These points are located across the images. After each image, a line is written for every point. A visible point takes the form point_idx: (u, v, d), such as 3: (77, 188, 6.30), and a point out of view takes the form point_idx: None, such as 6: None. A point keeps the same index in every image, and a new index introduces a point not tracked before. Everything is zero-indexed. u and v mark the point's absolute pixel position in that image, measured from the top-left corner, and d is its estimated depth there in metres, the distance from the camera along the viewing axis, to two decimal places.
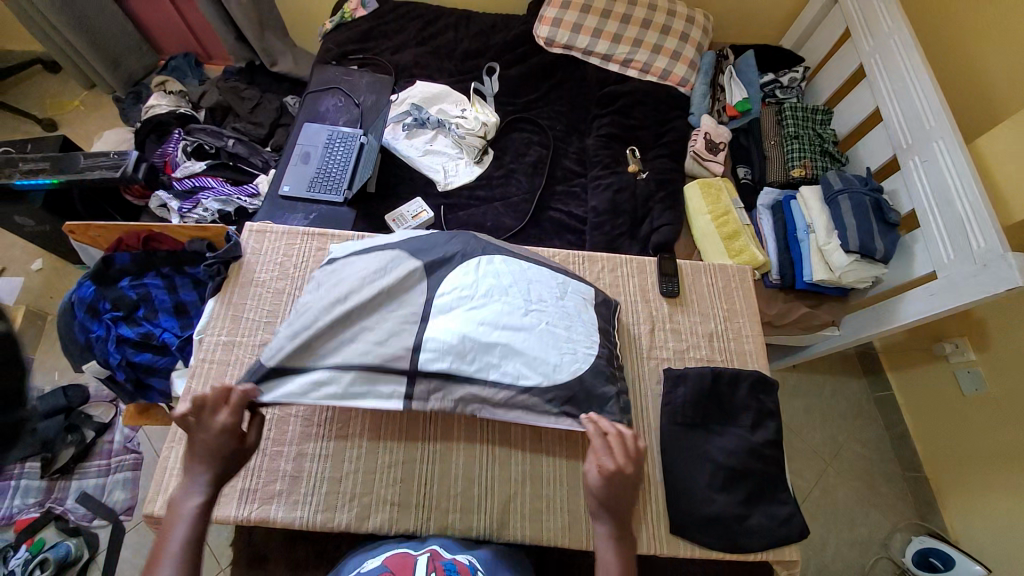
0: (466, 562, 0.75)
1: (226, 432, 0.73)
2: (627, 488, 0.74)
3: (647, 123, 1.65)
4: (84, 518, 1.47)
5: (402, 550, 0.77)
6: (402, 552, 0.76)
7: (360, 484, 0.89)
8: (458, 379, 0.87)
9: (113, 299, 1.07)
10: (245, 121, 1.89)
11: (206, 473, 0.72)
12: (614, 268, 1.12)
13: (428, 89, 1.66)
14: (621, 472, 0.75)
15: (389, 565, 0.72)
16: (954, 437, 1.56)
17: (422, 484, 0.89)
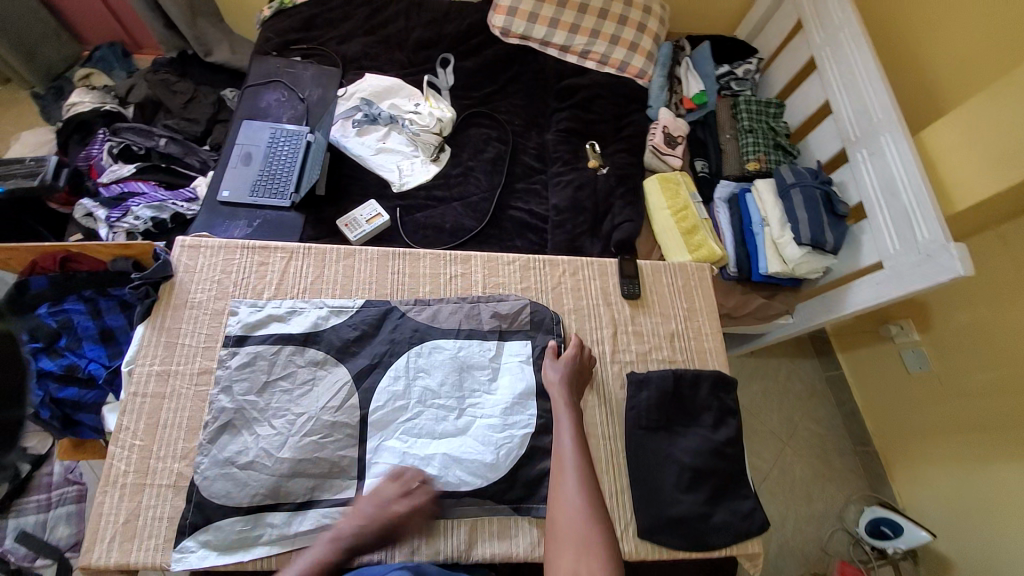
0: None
1: (377, 505, 0.77)
2: (584, 376, 0.96)
3: (606, 117, 1.63)
4: (25, 559, 1.34)
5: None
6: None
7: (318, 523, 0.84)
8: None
9: (28, 329, 0.95)
10: (178, 118, 1.72)
11: (342, 539, 0.74)
12: (577, 271, 1.10)
13: (379, 82, 1.57)
14: (580, 363, 0.97)
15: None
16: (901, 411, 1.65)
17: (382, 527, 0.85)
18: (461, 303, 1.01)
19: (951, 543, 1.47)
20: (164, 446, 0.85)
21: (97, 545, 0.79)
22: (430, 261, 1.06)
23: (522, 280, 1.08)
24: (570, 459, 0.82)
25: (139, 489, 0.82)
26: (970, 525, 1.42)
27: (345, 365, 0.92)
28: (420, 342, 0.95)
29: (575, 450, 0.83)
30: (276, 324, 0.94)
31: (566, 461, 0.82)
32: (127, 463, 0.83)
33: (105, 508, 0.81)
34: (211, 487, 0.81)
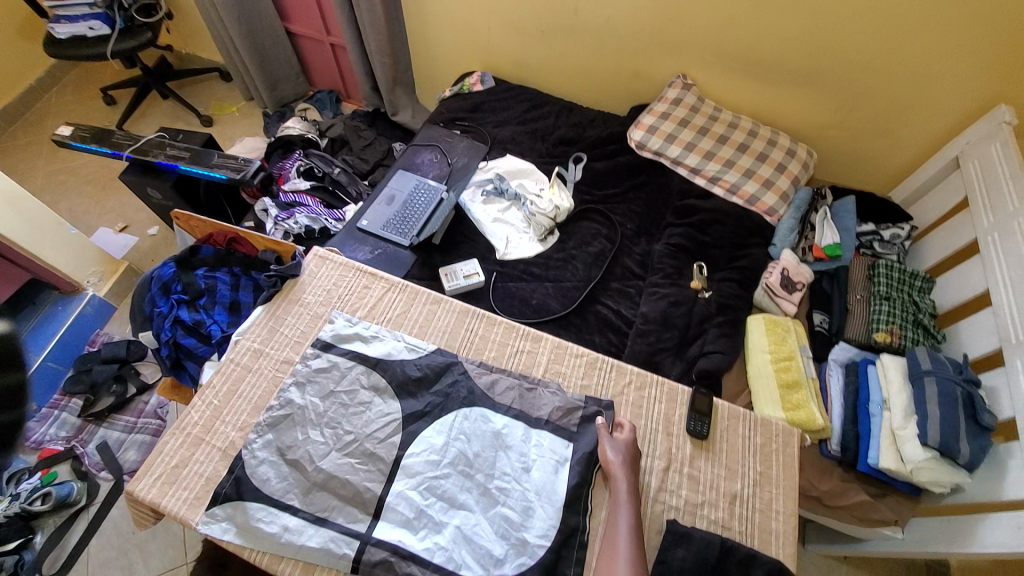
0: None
1: None
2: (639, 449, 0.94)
3: (720, 244, 1.59)
4: (94, 466, 1.63)
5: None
6: None
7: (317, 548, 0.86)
8: (403, 561, 0.83)
9: (184, 283, 1.17)
10: (355, 156, 2.12)
11: None
12: (642, 386, 1.04)
13: (516, 164, 1.76)
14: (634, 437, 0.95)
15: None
16: None
17: None
18: (520, 381, 1.02)
19: None
20: (230, 412, 0.97)
21: (144, 476, 0.90)
22: (502, 330, 1.10)
23: (584, 377, 1.05)
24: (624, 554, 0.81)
25: (197, 443, 0.93)
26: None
27: (400, 401, 0.98)
28: (468, 405, 0.98)
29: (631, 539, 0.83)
30: (359, 342, 1.05)
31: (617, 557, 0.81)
32: (199, 416, 0.96)
33: (166, 447, 0.93)
34: (255, 468, 0.89)
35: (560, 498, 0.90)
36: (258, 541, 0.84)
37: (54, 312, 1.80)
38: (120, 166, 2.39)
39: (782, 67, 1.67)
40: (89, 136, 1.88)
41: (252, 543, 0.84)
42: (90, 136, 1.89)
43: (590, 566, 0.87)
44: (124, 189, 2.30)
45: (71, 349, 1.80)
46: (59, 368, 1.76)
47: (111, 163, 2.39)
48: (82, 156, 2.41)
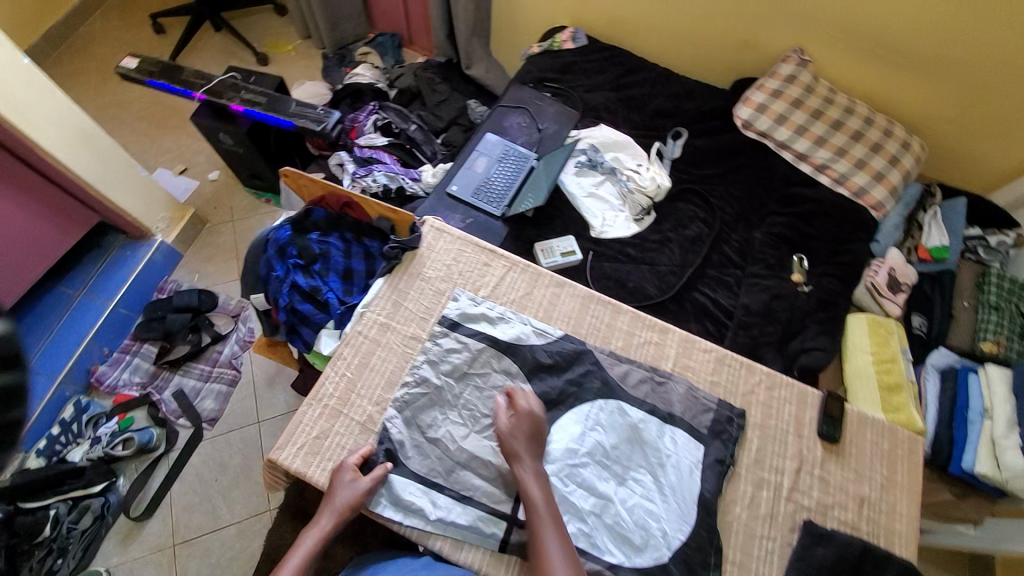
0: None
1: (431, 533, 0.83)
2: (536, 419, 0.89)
3: (824, 236, 1.54)
4: (172, 414, 1.67)
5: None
6: None
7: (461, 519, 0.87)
8: None
9: (299, 247, 1.12)
10: (429, 112, 2.00)
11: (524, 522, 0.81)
12: (773, 387, 1.03)
13: (611, 135, 1.67)
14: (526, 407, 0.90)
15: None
16: None
17: (510, 565, 0.85)
18: (651, 374, 1.00)
19: None
20: (364, 386, 0.96)
21: (287, 444, 0.90)
22: (630, 319, 1.07)
23: (712, 373, 1.03)
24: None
25: (334, 415, 0.93)
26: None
27: (533, 385, 0.97)
28: (605, 396, 0.96)
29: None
30: (485, 322, 1.02)
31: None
32: (334, 388, 0.95)
33: (304, 418, 0.93)
34: (400, 443, 0.90)
35: (692, 506, 0.89)
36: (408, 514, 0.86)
37: (124, 256, 1.77)
38: (174, 104, 2.27)
39: (923, 53, 1.52)
40: (158, 72, 1.78)
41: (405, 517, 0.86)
42: (158, 71, 1.78)
43: (726, 558, 0.88)
44: (181, 128, 2.21)
45: (141, 296, 1.79)
46: (129, 315, 1.76)
47: (163, 99, 2.27)
48: (134, 89, 2.29)
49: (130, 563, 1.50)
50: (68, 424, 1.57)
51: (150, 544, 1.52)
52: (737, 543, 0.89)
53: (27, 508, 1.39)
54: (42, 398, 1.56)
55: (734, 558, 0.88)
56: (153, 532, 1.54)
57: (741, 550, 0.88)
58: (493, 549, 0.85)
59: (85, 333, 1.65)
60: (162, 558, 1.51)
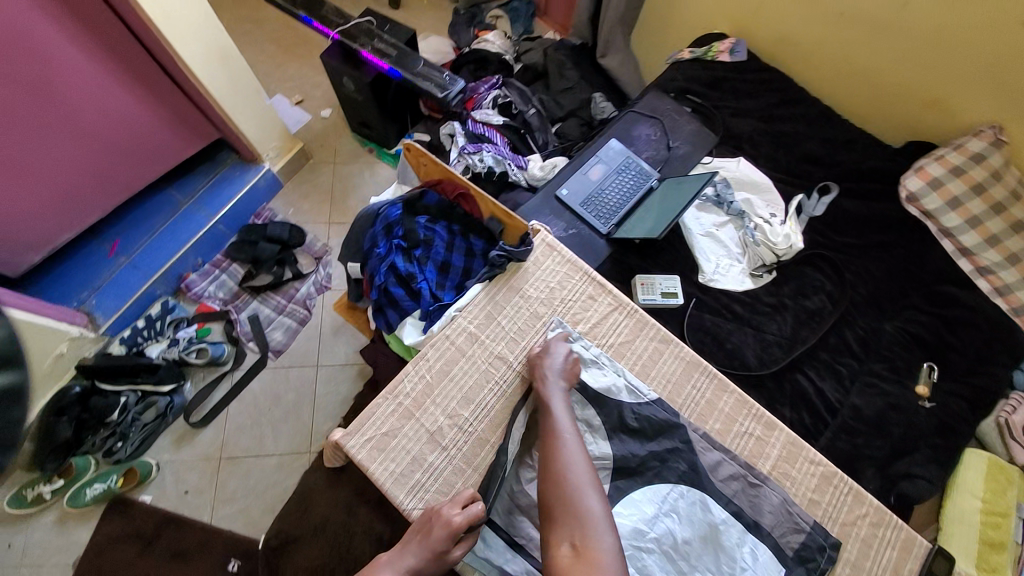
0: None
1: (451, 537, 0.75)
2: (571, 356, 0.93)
3: (966, 350, 1.32)
4: (245, 335, 1.75)
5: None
6: None
7: None
8: None
9: (406, 229, 1.08)
10: (551, 97, 1.88)
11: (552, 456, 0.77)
12: (878, 525, 0.90)
13: (747, 173, 1.50)
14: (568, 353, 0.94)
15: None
16: None
17: None
18: (745, 473, 0.88)
19: None
20: (441, 394, 0.92)
21: (355, 433, 0.88)
22: (733, 401, 0.96)
23: (813, 489, 0.91)
24: (591, 488, 0.72)
25: (406, 417, 0.90)
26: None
27: (612, 444, 0.88)
28: (688, 483, 0.86)
29: (591, 476, 0.74)
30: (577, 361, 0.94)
31: (594, 523, 0.68)
32: (412, 388, 0.92)
33: (377, 411, 0.90)
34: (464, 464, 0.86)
35: None
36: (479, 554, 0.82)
37: (233, 175, 1.83)
38: (304, 31, 2.28)
39: None
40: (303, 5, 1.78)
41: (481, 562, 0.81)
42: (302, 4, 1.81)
43: None
44: (306, 58, 2.21)
45: (239, 217, 1.85)
46: (225, 233, 1.83)
47: (295, 24, 2.28)
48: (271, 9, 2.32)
49: (180, 463, 1.61)
50: (152, 322, 1.69)
51: (199, 451, 1.62)
52: None
53: (102, 390, 1.56)
54: (134, 291, 1.65)
55: None
56: (205, 442, 1.64)
57: None
58: None
59: (184, 241, 1.72)
60: (207, 466, 1.61)
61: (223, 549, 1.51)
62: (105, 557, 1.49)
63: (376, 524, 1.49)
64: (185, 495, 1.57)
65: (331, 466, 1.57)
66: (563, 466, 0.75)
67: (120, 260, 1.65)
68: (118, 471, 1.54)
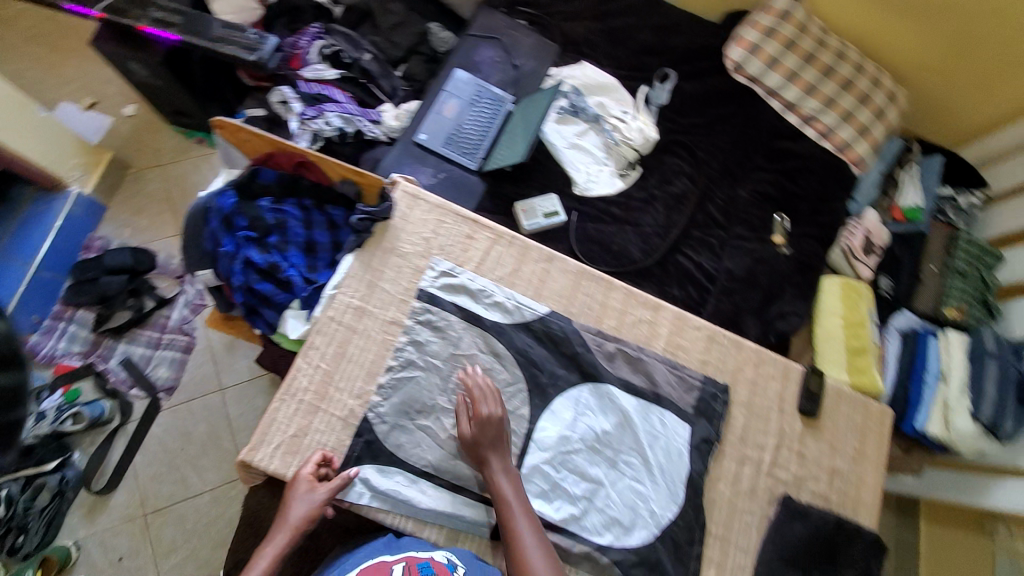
0: (444, 564, 0.75)
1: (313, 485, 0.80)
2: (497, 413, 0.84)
3: (808, 195, 1.51)
4: (123, 383, 1.53)
5: (377, 559, 0.75)
6: (378, 564, 0.74)
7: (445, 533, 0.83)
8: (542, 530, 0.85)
9: (251, 217, 0.97)
10: (383, 37, 1.73)
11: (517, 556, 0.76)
12: (760, 363, 1.02)
13: (595, 76, 1.53)
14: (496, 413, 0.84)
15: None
16: None
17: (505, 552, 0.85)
18: (641, 354, 0.97)
19: None
20: (343, 377, 0.87)
21: (261, 446, 0.82)
22: (622, 296, 1.02)
23: (703, 351, 1.01)
24: None
25: (312, 411, 0.85)
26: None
27: (523, 369, 0.93)
28: (591, 381, 0.94)
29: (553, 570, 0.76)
30: (468, 298, 0.95)
31: None
32: (309, 380, 0.86)
33: (278, 415, 0.84)
34: (386, 434, 0.85)
35: (679, 484, 0.90)
36: (382, 496, 0.83)
37: (38, 212, 1.52)
38: (65, 16, 1.84)
39: None
40: None
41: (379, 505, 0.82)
42: None
43: (710, 533, 0.90)
44: (82, 49, 1.80)
45: (65, 256, 1.55)
46: (55, 279, 1.53)
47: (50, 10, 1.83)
48: None
49: (101, 533, 1.44)
50: None
51: (119, 514, 1.46)
52: (721, 517, 0.92)
53: None
54: None
55: (718, 532, 0.91)
56: (121, 502, 1.47)
57: (724, 525, 0.91)
58: (486, 535, 0.85)
59: (5, 300, 1.43)
60: (134, 527, 1.45)
61: None
62: None
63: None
64: (121, 562, 1.42)
65: None
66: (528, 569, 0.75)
67: None
68: (31, 564, 1.33)
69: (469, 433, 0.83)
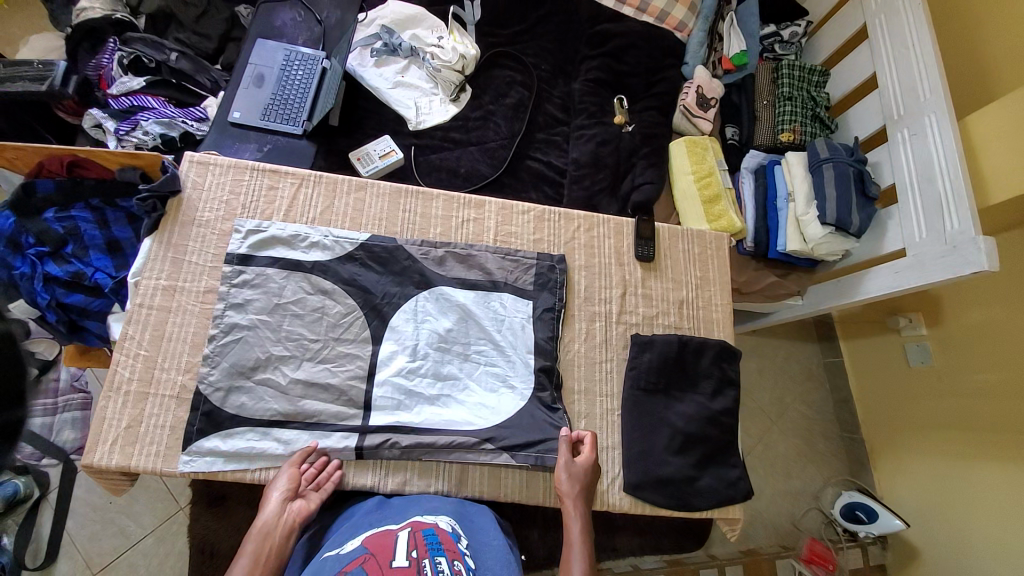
0: (450, 529, 0.74)
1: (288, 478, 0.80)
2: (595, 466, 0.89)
3: (638, 70, 1.54)
4: (32, 457, 1.39)
5: (383, 527, 0.73)
6: (384, 531, 0.72)
7: None
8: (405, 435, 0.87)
9: (36, 232, 0.94)
10: (190, 32, 1.61)
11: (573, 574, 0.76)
12: (591, 228, 1.06)
13: (402, 9, 1.48)
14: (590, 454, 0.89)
15: (368, 546, 0.67)
16: (900, 405, 1.57)
17: (378, 467, 0.87)
18: (470, 249, 0.99)
19: (930, 538, 1.45)
20: (167, 357, 0.86)
21: (98, 446, 0.82)
22: (443, 203, 1.03)
23: (535, 232, 1.04)
24: None
25: (142, 397, 0.84)
26: (941, 528, 1.42)
27: (355, 297, 0.93)
28: (425, 287, 0.95)
29: None
30: (282, 247, 0.94)
31: None
32: (131, 371, 0.85)
33: (108, 412, 0.83)
34: (224, 398, 0.85)
35: (529, 356, 0.94)
36: (234, 456, 0.84)
37: None
38: None
39: None
40: None
41: (234, 462, 0.84)
42: None
43: (573, 390, 0.96)
44: None
45: None
46: None
47: None
48: None
49: None
50: None
51: None
52: (580, 375, 0.97)
53: None
54: None
55: (580, 388, 0.96)
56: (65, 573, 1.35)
57: (585, 380, 0.96)
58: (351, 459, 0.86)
59: None
60: None
61: None
62: None
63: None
64: None
65: (207, 502, 1.39)
66: None
67: None
68: None
69: (566, 476, 0.85)
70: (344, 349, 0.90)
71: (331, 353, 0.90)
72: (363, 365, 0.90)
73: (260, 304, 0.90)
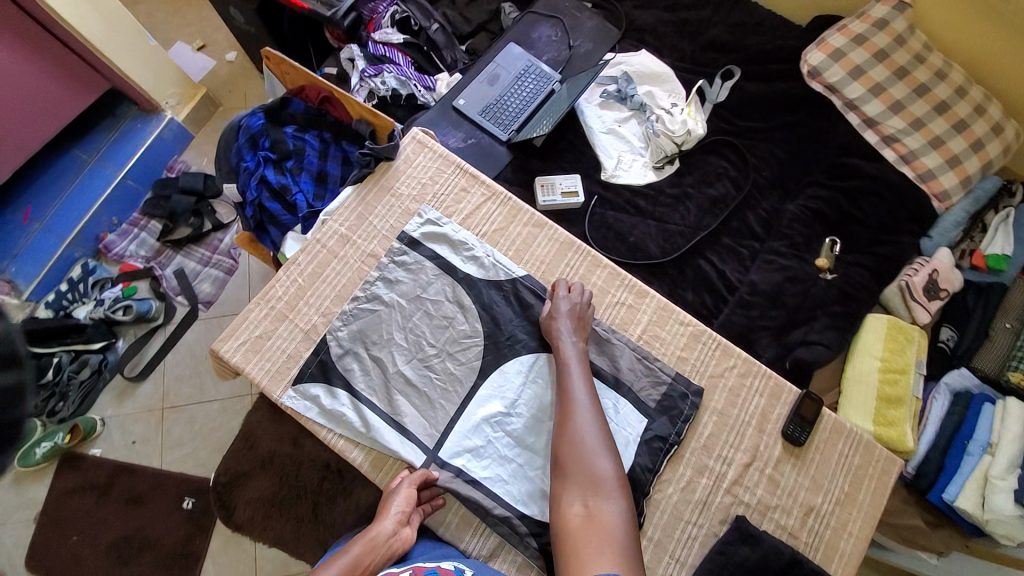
0: (451, 566, 0.76)
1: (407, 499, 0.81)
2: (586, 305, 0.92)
3: (870, 221, 1.33)
4: (173, 289, 1.61)
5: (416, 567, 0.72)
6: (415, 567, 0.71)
7: (369, 461, 0.87)
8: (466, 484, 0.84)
9: (273, 140, 1.08)
10: (457, 11, 1.74)
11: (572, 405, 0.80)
12: (746, 375, 0.93)
13: (649, 65, 1.46)
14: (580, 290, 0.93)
15: None
16: None
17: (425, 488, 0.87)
18: (611, 336, 0.92)
19: None
20: (314, 295, 0.93)
21: (229, 338, 0.90)
22: (605, 275, 0.98)
23: (683, 348, 0.94)
24: (600, 449, 0.76)
25: (280, 318, 0.92)
26: None
27: (485, 323, 0.92)
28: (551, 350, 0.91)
29: (596, 427, 0.78)
30: (447, 246, 0.96)
31: (604, 489, 0.72)
32: (284, 291, 0.93)
33: (250, 316, 0.92)
34: (341, 356, 0.89)
35: None
36: (321, 413, 0.87)
37: (134, 129, 1.64)
38: None
39: None
40: None
41: (319, 418, 0.87)
42: None
43: (644, 534, 0.85)
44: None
45: (150, 171, 1.68)
46: (138, 189, 1.66)
47: None
48: None
49: (123, 417, 1.53)
50: (75, 283, 1.55)
51: (141, 402, 1.54)
52: (660, 522, 0.85)
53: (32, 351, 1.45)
54: (51, 256, 1.52)
55: (652, 537, 0.84)
56: (147, 392, 1.55)
57: (661, 531, 0.85)
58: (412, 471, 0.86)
59: (90, 201, 1.56)
60: (151, 416, 1.53)
61: (177, 489, 1.48)
62: (66, 507, 1.46)
63: (325, 451, 1.22)
64: (133, 445, 1.51)
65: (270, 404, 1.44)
66: (578, 429, 0.78)
67: (34, 225, 1.51)
68: (62, 428, 1.45)
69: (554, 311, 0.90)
70: (452, 367, 0.90)
71: (438, 367, 0.89)
72: (460, 392, 0.88)
73: (406, 289, 0.93)
